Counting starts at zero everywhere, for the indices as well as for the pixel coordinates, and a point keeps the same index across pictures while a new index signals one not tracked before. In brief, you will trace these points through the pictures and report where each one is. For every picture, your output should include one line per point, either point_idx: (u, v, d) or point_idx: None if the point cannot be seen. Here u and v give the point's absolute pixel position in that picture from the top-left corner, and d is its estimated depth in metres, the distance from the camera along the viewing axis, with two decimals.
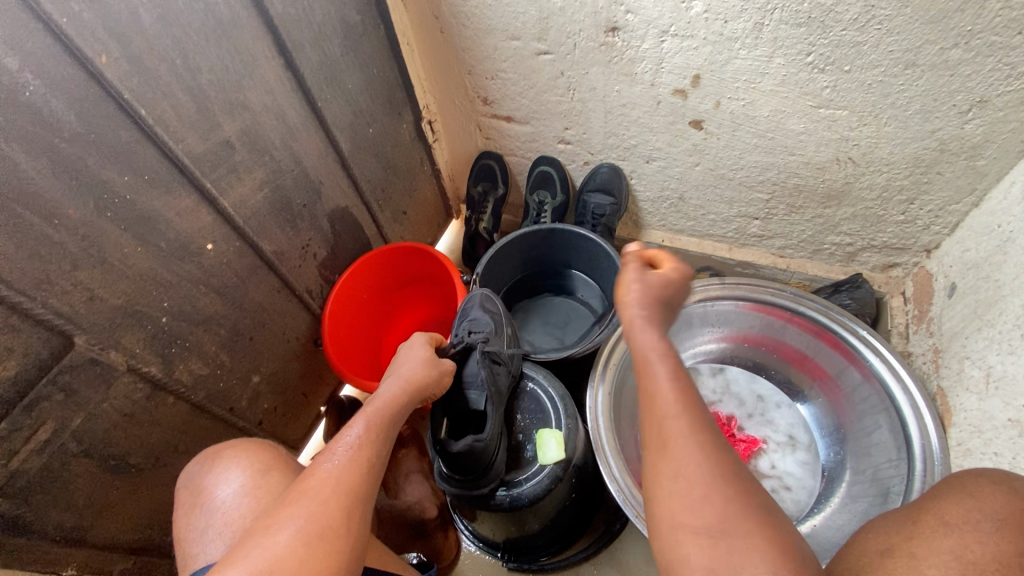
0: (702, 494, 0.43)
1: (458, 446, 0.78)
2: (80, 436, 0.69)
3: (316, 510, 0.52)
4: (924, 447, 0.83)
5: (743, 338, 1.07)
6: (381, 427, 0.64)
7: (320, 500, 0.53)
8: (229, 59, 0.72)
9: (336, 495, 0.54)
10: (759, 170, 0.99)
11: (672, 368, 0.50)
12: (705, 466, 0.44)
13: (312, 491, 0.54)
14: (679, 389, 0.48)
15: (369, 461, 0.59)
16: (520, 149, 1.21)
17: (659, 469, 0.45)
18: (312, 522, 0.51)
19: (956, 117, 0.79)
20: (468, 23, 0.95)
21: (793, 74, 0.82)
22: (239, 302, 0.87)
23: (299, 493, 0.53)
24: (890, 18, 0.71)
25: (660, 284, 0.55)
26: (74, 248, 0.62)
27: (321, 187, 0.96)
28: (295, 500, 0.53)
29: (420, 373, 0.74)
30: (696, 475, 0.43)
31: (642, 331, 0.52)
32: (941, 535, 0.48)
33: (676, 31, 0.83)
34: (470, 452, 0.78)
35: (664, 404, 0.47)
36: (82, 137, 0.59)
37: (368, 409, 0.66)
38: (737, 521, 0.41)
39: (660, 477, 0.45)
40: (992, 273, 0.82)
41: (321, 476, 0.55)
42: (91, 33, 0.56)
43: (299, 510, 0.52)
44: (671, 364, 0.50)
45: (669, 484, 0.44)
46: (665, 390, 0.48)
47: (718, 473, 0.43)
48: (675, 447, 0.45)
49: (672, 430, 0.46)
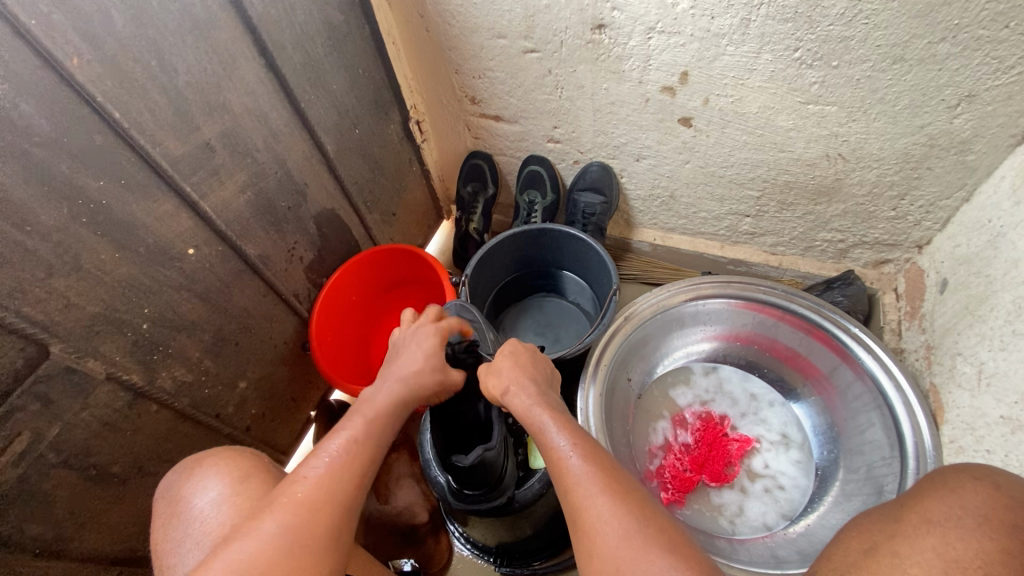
0: (618, 551, 0.49)
1: (469, 460, 0.73)
2: (59, 447, 0.67)
3: (298, 517, 0.51)
4: (917, 446, 0.83)
5: (735, 337, 1.06)
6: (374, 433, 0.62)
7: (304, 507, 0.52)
8: (208, 61, 0.71)
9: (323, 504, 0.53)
10: (749, 167, 0.98)
11: (568, 433, 0.61)
12: (615, 520, 0.51)
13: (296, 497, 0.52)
14: (578, 446, 0.59)
15: (359, 470, 0.57)
16: (509, 149, 1.20)
17: (583, 532, 0.53)
18: (290, 531, 0.50)
19: (945, 111, 0.78)
20: (453, 22, 0.94)
21: (781, 70, 0.81)
22: (223, 307, 0.85)
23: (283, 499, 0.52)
24: (877, 13, 0.70)
25: (522, 375, 0.72)
26: (48, 256, 0.61)
27: (306, 189, 0.94)
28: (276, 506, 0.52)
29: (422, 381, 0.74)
30: (610, 523, 0.51)
31: (535, 410, 0.66)
32: (923, 534, 0.47)
33: (663, 28, 0.82)
34: (482, 464, 0.74)
35: (567, 469, 0.57)
36: (53, 141, 0.58)
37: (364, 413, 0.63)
38: (649, 550, 0.49)
39: (584, 539, 0.52)
40: (983, 269, 0.82)
41: (305, 481, 0.54)
42: (60, 35, 0.55)
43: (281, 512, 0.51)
44: (566, 429, 0.62)
45: (593, 541, 0.51)
46: (567, 454, 0.58)
47: (626, 510, 0.52)
48: (588, 508, 0.53)
49: (583, 488, 0.54)
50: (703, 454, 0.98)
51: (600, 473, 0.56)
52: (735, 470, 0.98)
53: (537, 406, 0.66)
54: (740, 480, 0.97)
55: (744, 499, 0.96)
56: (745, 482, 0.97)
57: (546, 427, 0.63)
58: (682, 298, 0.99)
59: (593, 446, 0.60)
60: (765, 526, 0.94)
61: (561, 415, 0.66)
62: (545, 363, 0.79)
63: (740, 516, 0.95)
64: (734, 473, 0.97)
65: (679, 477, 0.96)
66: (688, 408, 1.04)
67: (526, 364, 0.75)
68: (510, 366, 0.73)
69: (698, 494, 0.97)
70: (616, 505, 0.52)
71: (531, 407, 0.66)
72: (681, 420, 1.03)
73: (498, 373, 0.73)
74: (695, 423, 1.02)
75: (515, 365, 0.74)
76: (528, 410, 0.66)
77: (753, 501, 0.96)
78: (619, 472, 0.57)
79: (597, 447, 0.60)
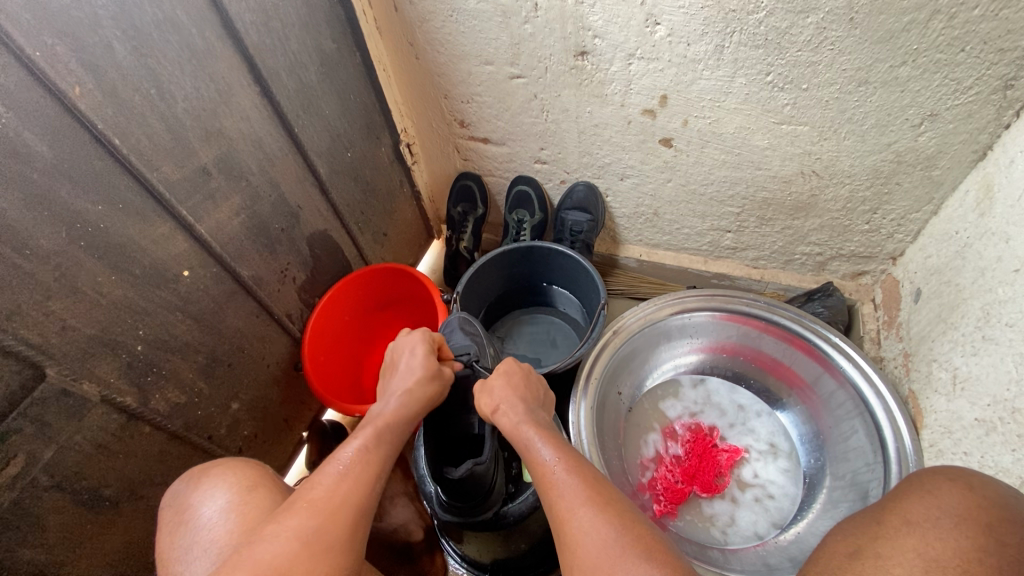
0: (600, 561, 0.50)
1: (458, 473, 0.75)
2: (52, 470, 0.67)
3: (310, 520, 0.52)
4: (898, 450, 0.86)
5: (721, 349, 1.08)
6: (379, 447, 0.64)
7: (316, 512, 0.53)
8: (205, 89, 0.73)
9: (337, 508, 0.54)
10: (728, 184, 1.02)
11: (554, 448, 0.63)
12: (599, 532, 0.52)
13: (308, 501, 0.54)
14: (563, 461, 0.61)
15: (363, 483, 0.58)
16: (497, 170, 1.23)
17: (566, 544, 0.54)
18: (308, 530, 0.51)
19: (910, 130, 0.83)
20: (442, 50, 0.98)
21: (755, 93, 0.86)
22: (217, 328, 0.86)
23: (298, 502, 0.54)
24: (841, 39, 0.75)
25: (511, 390, 0.74)
26: (46, 279, 0.62)
27: (299, 212, 0.96)
28: (290, 509, 0.53)
29: (421, 389, 0.73)
30: (590, 532, 0.53)
31: (522, 426, 0.67)
32: (904, 535, 0.49)
33: (642, 54, 0.86)
34: (471, 477, 0.76)
35: (554, 483, 0.59)
36: (54, 167, 0.59)
37: (370, 428, 0.66)
38: (626, 559, 0.50)
39: (567, 551, 0.53)
40: (953, 278, 0.85)
41: (321, 488, 0.56)
42: (64, 66, 0.57)
43: (297, 516, 0.52)
44: (552, 444, 0.64)
45: (575, 553, 0.52)
46: (552, 469, 0.60)
47: (608, 520, 0.53)
48: (571, 520, 0.54)
49: (567, 501, 0.56)
50: (694, 465, 1.00)
51: (585, 488, 0.57)
52: (726, 481, 0.99)
53: (524, 422, 0.68)
54: (731, 490, 0.99)
55: (735, 509, 0.97)
56: (736, 492, 0.99)
57: (532, 443, 0.65)
58: (668, 311, 1.02)
59: (578, 461, 0.61)
60: (756, 535, 0.95)
61: (549, 431, 0.67)
62: (539, 380, 0.80)
63: (731, 525, 0.96)
64: (725, 484, 0.99)
65: (671, 489, 0.97)
66: (678, 419, 1.06)
67: (521, 382, 0.76)
68: (502, 384, 0.74)
69: (690, 505, 0.98)
70: (597, 515, 0.54)
71: (518, 424, 0.68)
72: (671, 432, 1.05)
73: (490, 392, 0.74)
74: (686, 434, 1.04)
75: (508, 383, 0.75)
76: (515, 427, 0.68)
77: (743, 511, 0.97)
78: (603, 484, 0.58)
79: (582, 462, 0.61)
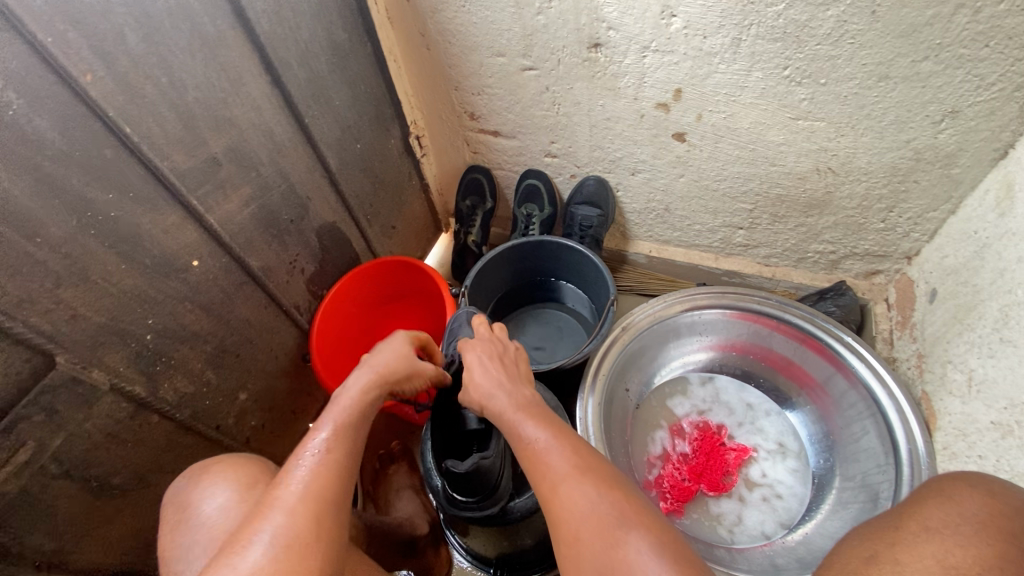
0: (585, 531, 0.51)
1: (464, 466, 0.75)
2: (62, 458, 0.68)
3: (283, 520, 0.50)
4: (910, 452, 0.85)
5: (731, 347, 1.07)
6: (348, 429, 0.60)
7: (290, 510, 0.51)
8: (215, 77, 0.73)
9: (306, 505, 0.52)
10: (741, 180, 1.01)
11: (539, 424, 0.63)
12: (585, 502, 0.53)
13: (279, 500, 0.51)
14: (548, 436, 0.61)
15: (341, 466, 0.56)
16: (507, 163, 1.22)
17: (552, 515, 0.55)
18: (282, 532, 0.49)
19: (930, 127, 0.81)
20: (454, 40, 0.97)
21: (771, 87, 0.84)
22: (226, 318, 0.86)
23: (269, 503, 0.51)
24: (862, 33, 0.73)
25: (497, 373, 0.72)
26: (57, 267, 0.62)
27: (308, 203, 0.96)
28: (264, 511, 0.51)
29: (395, 368, 0.69)
30: (579, 508, 0.53)
31: (507, 409, 0.66)
32: (922, 541, 0.49)
33: (656, 47, 0.85)
34: (477, 471, 0.76)
35: (540, 458, 0.59)
36: (64, 154, 0.59)
37: (336, 408, 0.61)
38: (610, 526, 0.51)
39: (554, 522, 0.54)
40: (970, 278, 0.84)
41: (291, 484, 0.53)
42: (76, 52, 0.57)
43: (268, 522, 0.50)
44: (536, 421, 0.63)
45: (562, 524, 0.53)
46: (538, 446, 0.60)
47: (592, 488, 0.54)
48: (556, 491, 0.55)
49: (552, 475, 0.56)
50: (701, 464, 0.99)
51: (571, 458, 0.57)
52: (733, 480, 0.98)
53: (509, 405, 0.67)
54: (738, 489, 0.98)
55: (742, 508, 0.97)
56: (743, 491, 0.98)
57: (515, 422, 0.64)
58: (678, 308, 1.01)
59: (563, 433, 0.61)
60: (764, 535, 0.94)
61: (532, 407, 0.67)
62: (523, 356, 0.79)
63: (738, 525, 0.95)
64: (732, 483, 0.98)
65: (677, 487, 0.97)
66: (686, 417, 1.05)
67: (505, 365, 0.74)
68: (485, 368, 0.72)
69: (696, 503, 0.97)
70: (582, 485, 0.54)
71: (504, 407, 0.67)
72: (679, 430, 1.04)
73: (472, 377, 0.72)
74: (693, 433, 1.03)
75: (490, 365, 0.73)
76: (501, 410, 0.67)
77: (751, 510, 0.96)
78: (587, 455, 0.59)
79: (567, 433, 0.62)
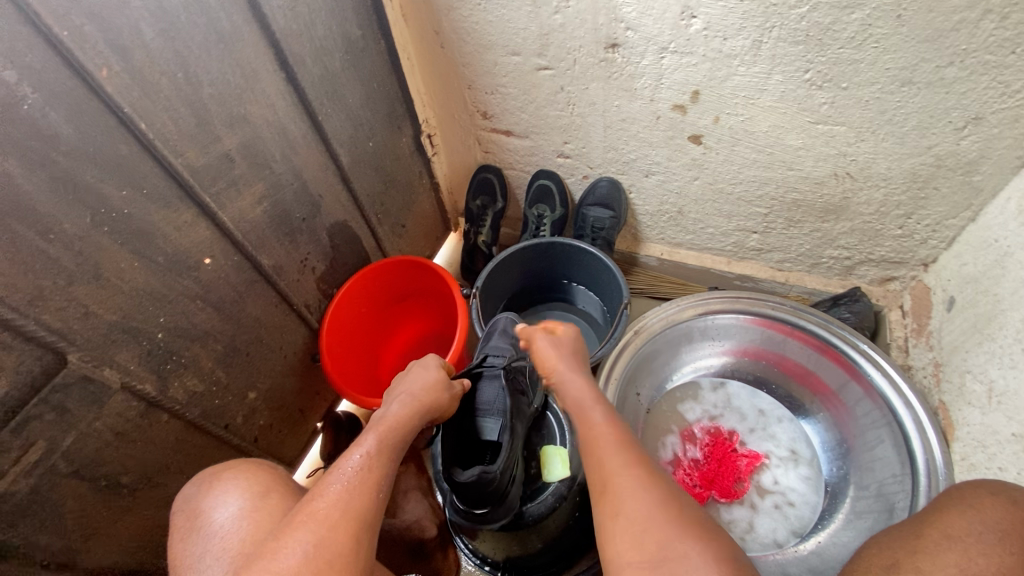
0: (639, 520, 0.50)
1: (465, 477, 0.74)
2: (72, 457, 0.67)
3: (323, 534, 0.52)
4: (928, 463, 0.83)
5: (744, 352, 1.06)
6: (382, 450, 0.64)
7: (330, 524, 0.53)
8: (230, 73, 0.72)
9: (343, 518, 0.54)
10: (758, 184, 1.00)
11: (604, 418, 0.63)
12: (645, 496, 0.52)
13: (318, 513, 0.54)
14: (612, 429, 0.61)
15: (377, 481, 0.59)
16: (519, 163, 1.21)
17: (606, 498, 0.54)
18: (319, 544, 0.52)
19: (952, 133, 0.80)
20: (468, 39, 0.96)
21: (792, 90, 0.83)
22: (236, 317, 0.85)
23: (306, 516, 0.53)
24: (886, 37, 0.72)
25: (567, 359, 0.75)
26: (69, 264, 0.61)
27: (320, 201, 0.95)
28: (299, 523, 0.53)
29: (429, 395, 0.75)
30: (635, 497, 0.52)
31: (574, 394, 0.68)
32: (944, 550, 0.49)
33: (675, 48, 0.84)
34: (478, 483, 0.74)
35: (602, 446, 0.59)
36: (78, 150, 0.58)
37: (375, 431, 0.66)
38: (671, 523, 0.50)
39: (607, 507, 0.54)
40: (990, 287, 0.83)
41: (328, 496, 0.55)
42: (91, 46, 0.56)
43: (305, 534, 0.52)
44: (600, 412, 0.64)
45: (617, 507, 0.53)
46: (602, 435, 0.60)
47: (652, 485, 0.53)
48: (614, 480, 0.55)
49: (613, 462, 0.56)
50: (712, 470, 0.98)
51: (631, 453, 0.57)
52: (744, 487, 0.97)
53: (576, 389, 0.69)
54: (750, 496, 0.97)
55: (754, 515, 0.96)
56: (754, 498, 0.97)
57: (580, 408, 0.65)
58: (691, 313, 1.01)
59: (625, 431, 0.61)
60: (776, 543, 0.93)
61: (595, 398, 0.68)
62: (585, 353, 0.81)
63: (750, 532, 0.94)
64: (744, 489, 0.97)
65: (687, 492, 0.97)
66: (697, 422, 1.04)
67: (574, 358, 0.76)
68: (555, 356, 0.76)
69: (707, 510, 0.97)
70: (641, 479, 0.54)
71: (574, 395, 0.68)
72: (689, 435, 1.03)
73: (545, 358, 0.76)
74: (704, 438, 1.02)
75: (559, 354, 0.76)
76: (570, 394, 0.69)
77: (762, 518, 0.95)
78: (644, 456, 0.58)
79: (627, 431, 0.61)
